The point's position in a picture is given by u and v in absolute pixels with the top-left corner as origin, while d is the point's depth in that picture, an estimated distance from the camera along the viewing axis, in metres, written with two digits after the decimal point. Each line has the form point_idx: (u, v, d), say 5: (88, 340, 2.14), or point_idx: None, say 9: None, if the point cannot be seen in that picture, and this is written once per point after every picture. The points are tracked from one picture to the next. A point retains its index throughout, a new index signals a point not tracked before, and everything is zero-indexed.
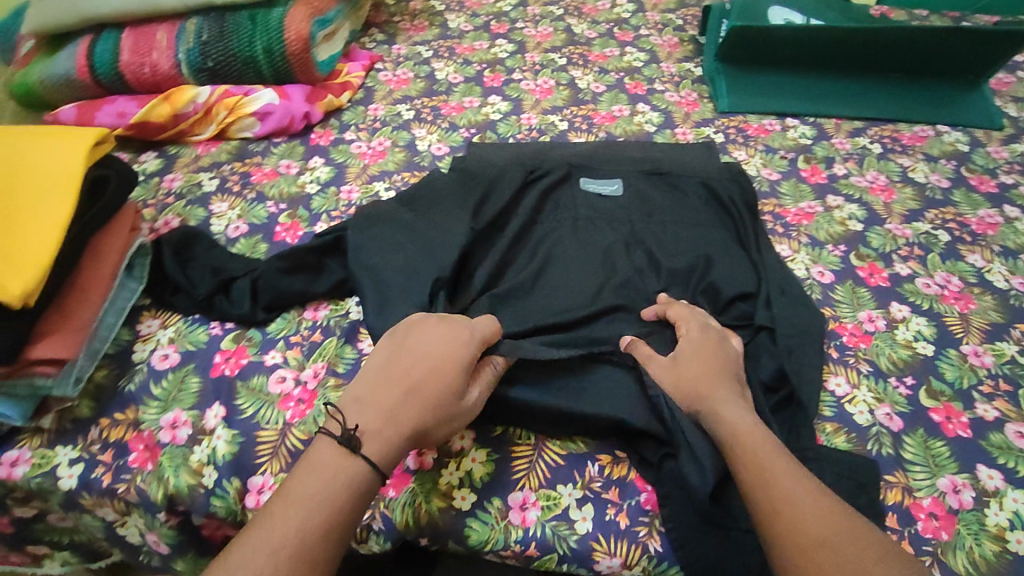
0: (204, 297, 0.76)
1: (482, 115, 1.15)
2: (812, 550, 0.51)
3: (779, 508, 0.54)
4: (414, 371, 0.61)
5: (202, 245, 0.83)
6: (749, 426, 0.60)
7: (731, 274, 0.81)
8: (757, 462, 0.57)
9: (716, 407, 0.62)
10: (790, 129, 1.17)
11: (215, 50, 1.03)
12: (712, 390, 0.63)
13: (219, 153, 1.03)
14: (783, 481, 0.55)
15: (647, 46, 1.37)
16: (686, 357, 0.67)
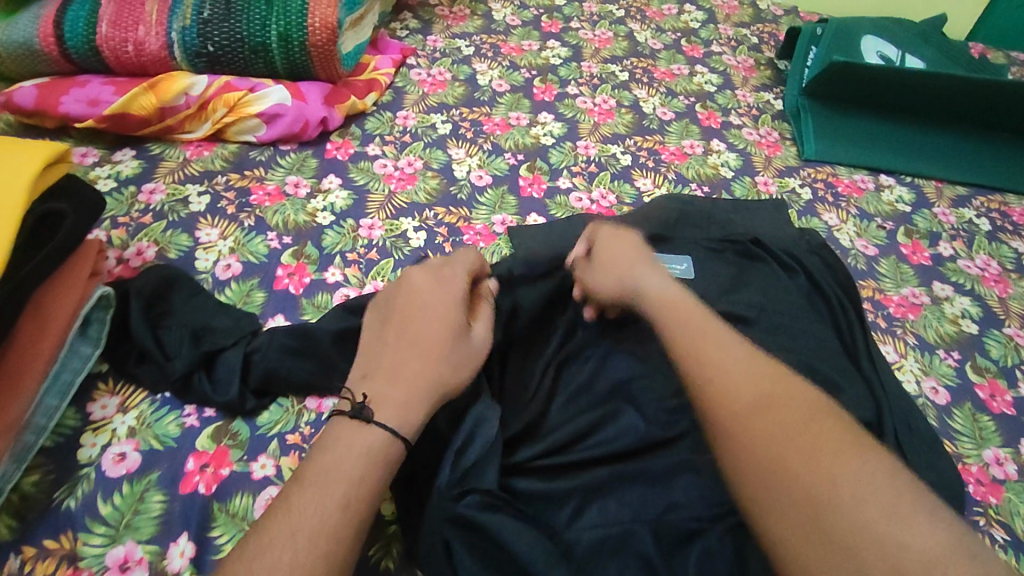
0: (181, 377, 0.59)
1: (531, 137, 0.96)
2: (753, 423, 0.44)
3: (736, 413, 0.45)
4: (412, 322, 0.54)
5: (181, 293, 0.65)
6: (668, 293, 0.57)
7: (843, 394, 0.65)
8: (712, 364, 0.48)
9: (637, 282, 0.59)
10: (885, 189, 1.00)
11: (218, 31, 0.83)
12: (637, 263, 0.61)
13: (213, 159, 0.84)
14: (706, 358, 0.49)
15: (720, 66, 1.19)
16: (614, 250, 0.64)
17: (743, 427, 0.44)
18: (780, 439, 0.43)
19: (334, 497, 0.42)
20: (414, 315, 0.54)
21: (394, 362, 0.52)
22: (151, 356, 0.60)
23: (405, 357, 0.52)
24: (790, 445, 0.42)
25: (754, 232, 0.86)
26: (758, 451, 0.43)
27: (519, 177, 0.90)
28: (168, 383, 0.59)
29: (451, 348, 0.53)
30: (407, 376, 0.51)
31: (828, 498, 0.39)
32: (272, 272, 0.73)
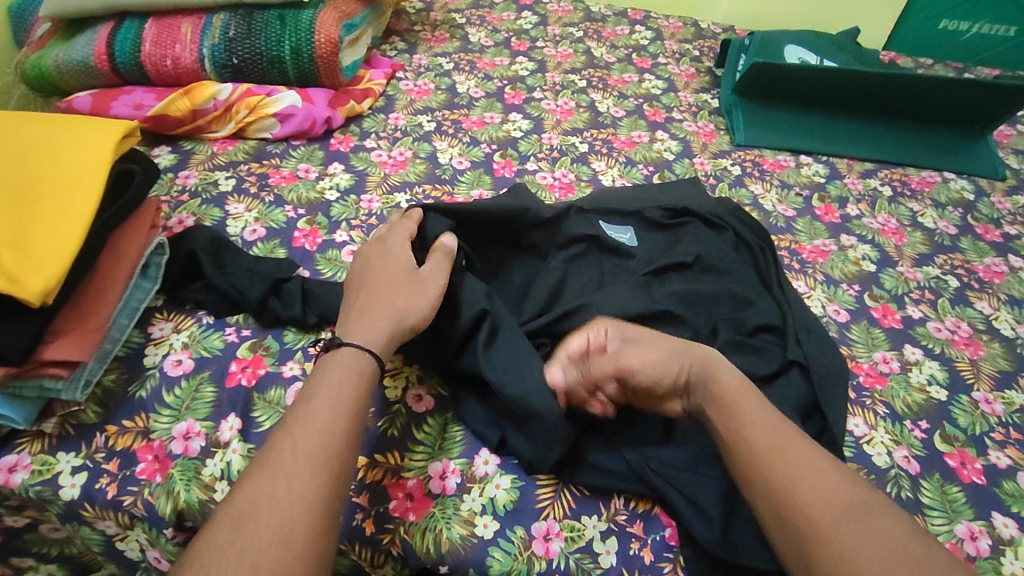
0: (258, 301, 0.74)
1: (503, 132, 1.15)
2: (798, 469, 0.53)
3: (785, 481, 0.52)
4: (373, 278, 0.67)
5: (231, 251, 0.80)
6: (734, 381, 0.60)
7: (755, 306, 0.81)
8: (767, 431, 0.56)
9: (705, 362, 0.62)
10: (804, 166, 1.18)
11: (242, 47, 1.01)
12: (690, 347, 0.64)
13: (237, 152, 1.01)
14: (755, 427, 0.56)
15: (665, 74, 1.39)
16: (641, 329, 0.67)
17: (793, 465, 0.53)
18: (833, 496, 0.51)
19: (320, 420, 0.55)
20: (379, 264, 0.69)
21: (362, 300, 0.66)
22: (201, 289, 0.76)
23: (372, 292, 0.66)
24: (843, 505, 0.51)
25: (688, 199, 1.04)
26: (819, 509, 0.50)
27: (494, 162, 1.08)
28: (219, 309, 0.75)
29: (412, 280, 0.67)
30: (372, 303, 0.65)
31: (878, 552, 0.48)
32: (291, 234, 0.89)
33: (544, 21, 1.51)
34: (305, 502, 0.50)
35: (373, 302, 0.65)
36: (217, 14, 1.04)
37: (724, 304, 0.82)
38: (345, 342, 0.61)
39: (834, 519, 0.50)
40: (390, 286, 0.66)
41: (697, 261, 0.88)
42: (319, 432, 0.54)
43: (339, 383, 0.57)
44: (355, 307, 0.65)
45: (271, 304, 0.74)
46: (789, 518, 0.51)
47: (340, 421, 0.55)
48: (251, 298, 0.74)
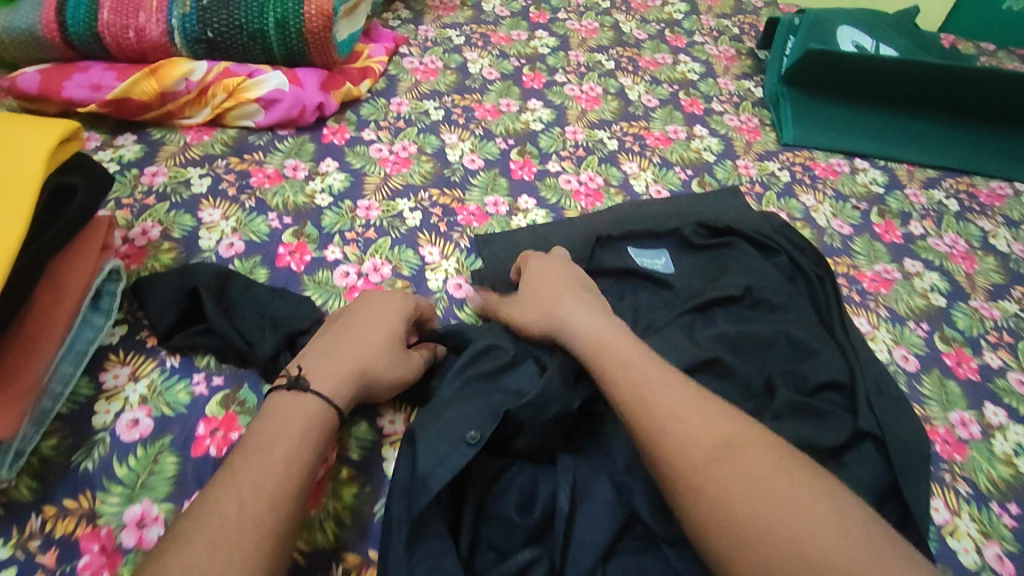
0: (269, 357, 0.61)
1: (521, 123, 1.00)
2: (688, 443, 0.48)
3: (696, 463, 0.46)
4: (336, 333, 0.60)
5: (238, 285, 0.67)
6: (607, 333, 0.59)
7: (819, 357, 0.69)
8: (652, 408, 0.51)
9: (566, 315, 0.62)
10: (860, 172, 1.05)
11: (217, 18, 0.86)
12: (559, 302, 0.63)
13: (213, 143, 0.86)
14: (658, 394, 0.51)
15: (703, 55, 1.23)
16: (545, 274, 0.68)
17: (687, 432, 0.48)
18: (745, 462, 0.46)
19: (271, 468, 0.47)
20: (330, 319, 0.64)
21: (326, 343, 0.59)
22: (171, 317, 0.63)
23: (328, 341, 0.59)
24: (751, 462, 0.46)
25: (730, 215, 0.92)
26: (726, 477, 0.45)
27: (510, 161, 0.94)
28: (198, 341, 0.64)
29: (364, 335, 0.60)
30: (347, 348, 0.58)
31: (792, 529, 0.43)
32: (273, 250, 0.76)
33: None
34: (249, 571, 0.42)
35: (332, 348, 0.59)
36: None
37: (782, 353, 0.70)
38: (310, 390, 0.54)
39: (742, 484, 0.45)
40: (346, 335, 0.60)
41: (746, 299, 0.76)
42: (271, 485, 0.46)
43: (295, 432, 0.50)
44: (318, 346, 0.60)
45: (284, 360, 0.62)
46: (706, 494, 0.45)
47: (291, 473, 0.48)
48: (260, 354, 0.61)
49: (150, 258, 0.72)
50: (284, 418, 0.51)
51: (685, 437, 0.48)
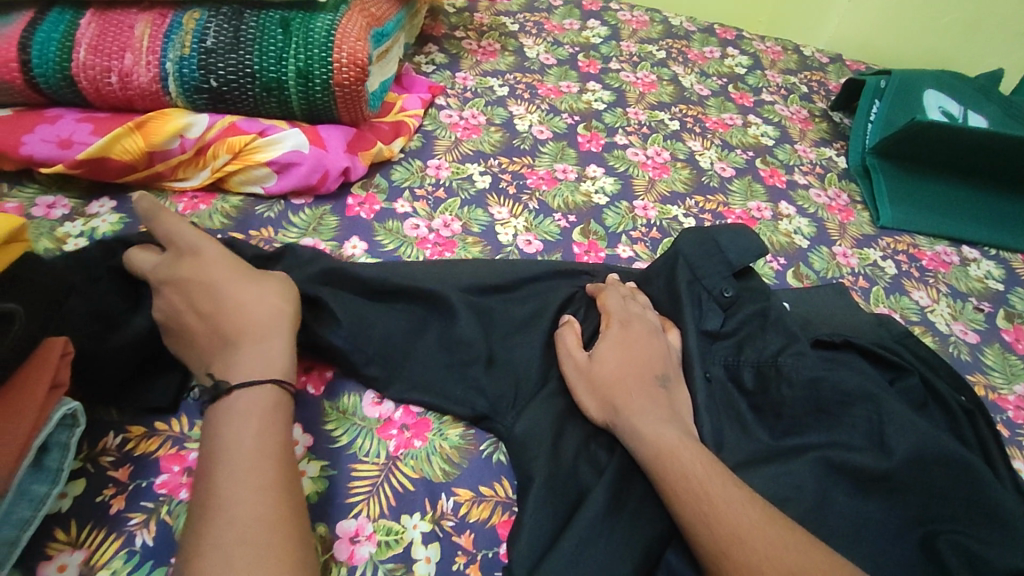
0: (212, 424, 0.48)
1: (582, 195, 0.85)
2: (730, 542, 0.43)
3: (726, 545, 0.43)
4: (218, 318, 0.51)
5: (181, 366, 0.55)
6: (673, 440, 0.50)
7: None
8: (704, 496, 0.46)
9: (633, 420, 0.53)
10: (971, 263, 0.90)
11: (224, 63, 0.69)
12: (627, 394, 0.55)
13: (212, 213, 0.69)
14: (698, 474, 0.47)
15: (774, 116, 1.09)
16: (631, 346, 0.58)
17: (735, 527, 0.44)
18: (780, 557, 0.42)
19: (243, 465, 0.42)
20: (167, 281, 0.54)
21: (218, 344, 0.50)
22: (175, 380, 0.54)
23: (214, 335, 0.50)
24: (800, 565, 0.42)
25: (839, 314, 0.74)
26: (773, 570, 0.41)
27: (573, 243, 0.78)
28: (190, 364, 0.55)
29: (248, 293, 0.52)
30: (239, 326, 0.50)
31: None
32: None
33: (616, 34, 1.20)
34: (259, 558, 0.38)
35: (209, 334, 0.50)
36: (191, 11, 0.72)
37: (953, 503, 0.54)
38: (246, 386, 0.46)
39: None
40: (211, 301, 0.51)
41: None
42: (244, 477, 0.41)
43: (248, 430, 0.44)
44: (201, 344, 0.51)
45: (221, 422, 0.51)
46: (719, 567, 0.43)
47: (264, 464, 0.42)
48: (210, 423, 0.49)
49: None
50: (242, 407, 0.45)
51: (734, 531, 0.44)
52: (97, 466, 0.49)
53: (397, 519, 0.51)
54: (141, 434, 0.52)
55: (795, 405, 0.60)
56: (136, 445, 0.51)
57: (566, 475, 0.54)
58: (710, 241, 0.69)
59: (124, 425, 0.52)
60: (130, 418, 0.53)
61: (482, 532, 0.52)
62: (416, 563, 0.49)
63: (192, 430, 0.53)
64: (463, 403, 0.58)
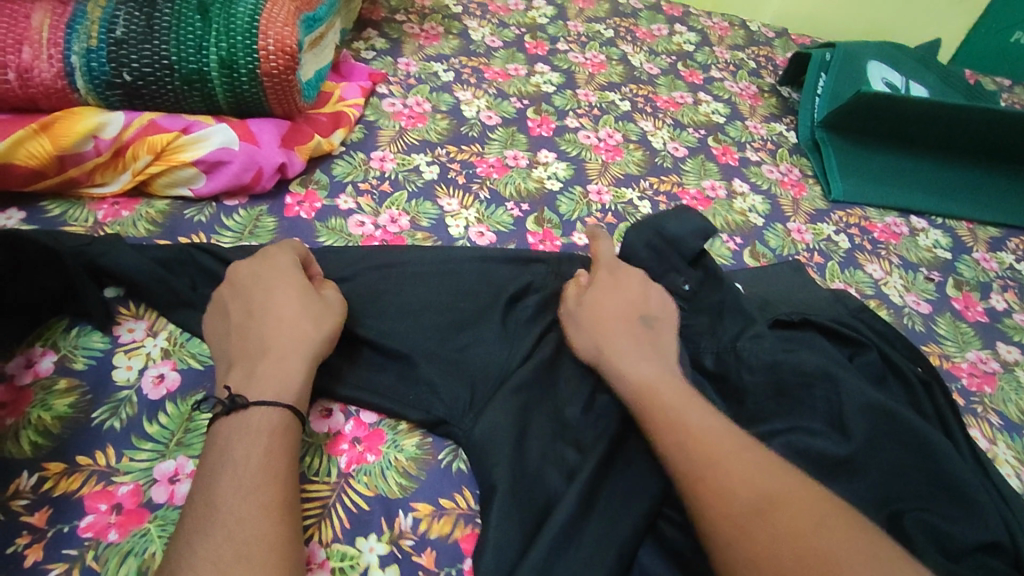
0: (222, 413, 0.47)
1: (534, 182, 0.82)
2: (700, 469, 0.43)
3: (700, 471, 0.43)
4: (250, 332, 0.51)
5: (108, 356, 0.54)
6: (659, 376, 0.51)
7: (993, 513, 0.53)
8: (682, 426, 0.46)
9: (615, 363, 0.53)
10: (920, 233, 0.92)
11: (136, 54, 0.64)
12: (619, 337, 0.55)
13: (135, 220, 0.64)
14: (681, 411, 0.47)
15: (724, 94, 1.09)
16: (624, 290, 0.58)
17: (711, 457, 0.44)
18: (755, 484, 0.41)
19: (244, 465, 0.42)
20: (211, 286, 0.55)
21: (249, 354, 0.50)
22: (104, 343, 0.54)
23: (248, 350, 0.50)
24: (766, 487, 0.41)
25: (796, 292, 0.74)
26: (744, 490, 0.41)
27: (528, 233, 0.75)
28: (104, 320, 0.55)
29: (288, 310, 0.52)
30: (276, 342, 0.50)
31: (803, 533, 0.38)
32: None
33: (562, 14, 1.17)
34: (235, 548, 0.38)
35: (259, 338, 0.50)
36: None
37: (913, 481, 0.55)
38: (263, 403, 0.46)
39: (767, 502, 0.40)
40: (270, 308, 0.52)
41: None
42: (241, 476, 0.42)
43: (249, 439, 0.44)
44: (232, 343, 0.51)
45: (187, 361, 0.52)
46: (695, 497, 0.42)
47: (263, 473, 0.42)
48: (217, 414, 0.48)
49: (37, 405, 0.50)
50: (247, 420, 0.45)
51: (706, 458, 0.44)
52: (8, 512, 0.45)
53: (352, 541, 0.48)
54: (59, 472, 0.47)
55: (757, 391, 0.59)
56: (54, 486, 0.46)
57: (532, 478, 0.52)
58: (653, 233, 0.69)
59: (38, 462, 0.47)
60: (46, 454, 0.48)
61: (444, 547, 0.50)
62: None
63: (119, 463, 0.48)
64: (421, 409, 0.56)
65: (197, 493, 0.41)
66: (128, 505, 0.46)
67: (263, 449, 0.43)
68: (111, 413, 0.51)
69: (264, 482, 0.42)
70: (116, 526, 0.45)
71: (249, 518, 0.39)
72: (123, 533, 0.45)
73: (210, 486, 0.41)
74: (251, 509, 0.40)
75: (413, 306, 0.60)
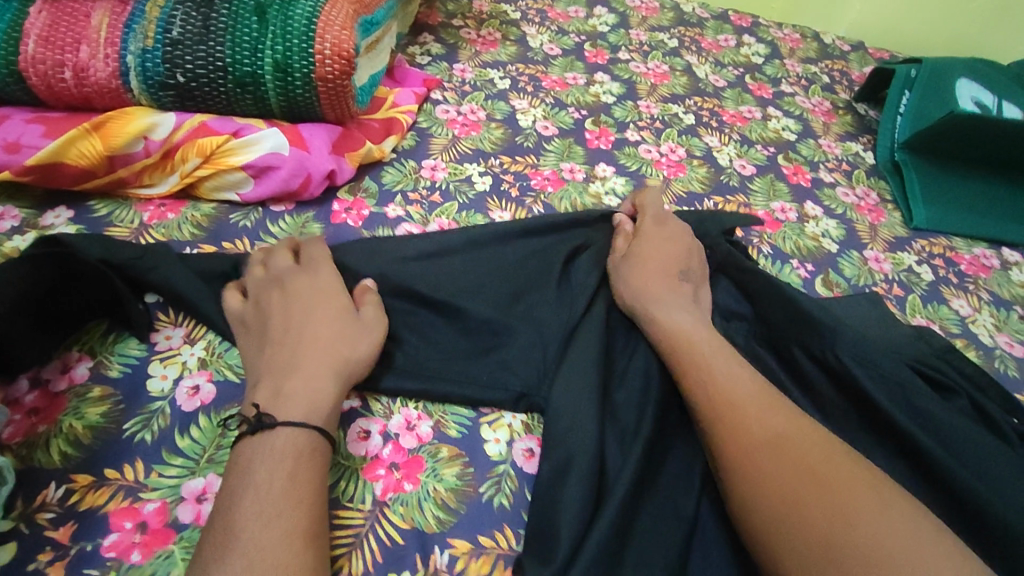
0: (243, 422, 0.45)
1: (591, 197, 0.77)
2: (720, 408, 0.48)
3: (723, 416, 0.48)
4: (282, 342, 0.49)
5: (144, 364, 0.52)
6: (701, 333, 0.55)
7: None
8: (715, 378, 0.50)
9: (654, 311, 0.57)
10: (1014, 268, 0.83)
11: (192, 55, 0.62)
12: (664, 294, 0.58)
13: (180, 222, 0.62)
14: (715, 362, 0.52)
15: (795, 109, 1.02)
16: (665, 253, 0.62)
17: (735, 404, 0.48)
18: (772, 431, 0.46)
19: (267, 489, 0.39)
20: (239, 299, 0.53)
21: (279, 366, 0.47)
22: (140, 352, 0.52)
23: (278, 362, 0.48)
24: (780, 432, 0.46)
25: (876, 328, 0.67)
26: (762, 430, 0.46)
27: None
28: (142, 327, 0.53)
29: (323, 329, 0.50)
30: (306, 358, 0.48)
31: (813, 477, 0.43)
32: None
33: (624, 22, 1.12)
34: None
35: (295, 353, 0.48)
36: None
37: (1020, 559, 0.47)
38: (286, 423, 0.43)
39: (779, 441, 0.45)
40: (308, 324, 0.50)
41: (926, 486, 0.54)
42: (264, 501, 0.39)
43: (273, 462, 0.41)
44: (263, 356, 0.49)
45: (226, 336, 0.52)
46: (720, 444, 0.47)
47: (288, 498, 0.39)
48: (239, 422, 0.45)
49: (71, 412, 0.48)
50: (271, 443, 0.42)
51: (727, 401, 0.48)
52: (32, 525, 0.42)
53: None
54: (87, 484, 0.45)
55: None
56: (80, 499, 0.44)
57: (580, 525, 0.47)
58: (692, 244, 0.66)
59: (67, 473, 0.45)
60: (76, 464, 0.46)
61: None
62: None
63: (147, 478, 0.46)
64: None
65: (217, 519, 0.38)
66: (153, 524, 0.44)
67: (287, 473, 0.40)
68: (143, 425, 0.48)
69: (287, 506, 0.39)
70: (139, 547, 0.43)
71: (271, 550, 0.36)
72: (146, 555, 0.42)
73: (230, 515, 0.38)
74: (273, 538, 0.37)
75: (457, 327, 0.57)
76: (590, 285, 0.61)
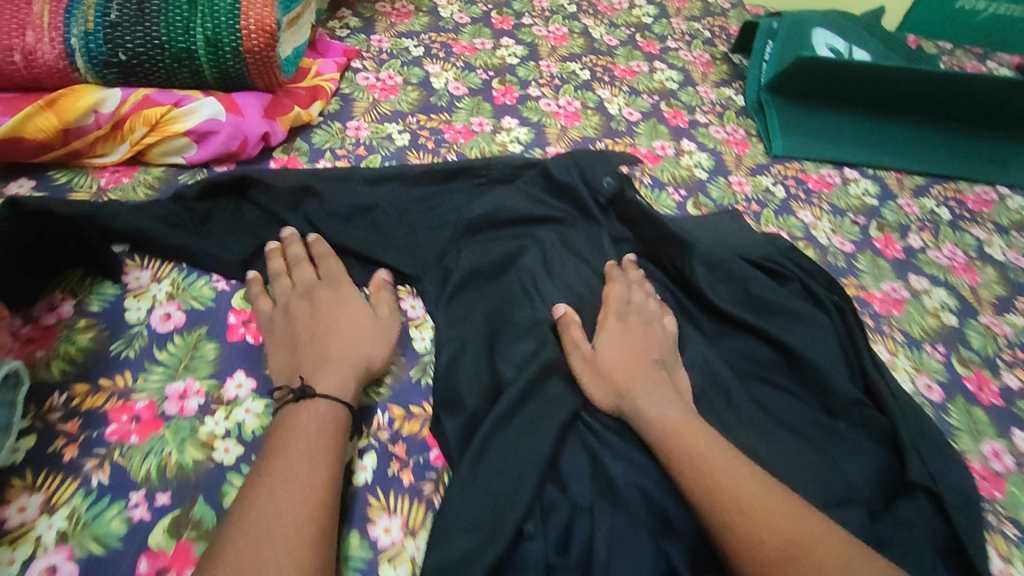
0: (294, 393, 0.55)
1: (497, 145, 0.90)
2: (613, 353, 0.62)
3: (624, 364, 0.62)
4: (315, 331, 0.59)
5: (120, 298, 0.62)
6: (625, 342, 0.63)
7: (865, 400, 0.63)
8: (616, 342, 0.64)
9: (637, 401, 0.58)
10: (851, 183, 1.01)
11: (130, 36, 0.71)
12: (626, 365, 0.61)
13: (134, 185, 0.72)
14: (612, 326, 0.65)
15: (678, 62, 1.16)
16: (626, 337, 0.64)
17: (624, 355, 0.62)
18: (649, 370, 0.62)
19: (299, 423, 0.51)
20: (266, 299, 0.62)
21: (315, 351, 0.58)
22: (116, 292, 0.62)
23: (318, 348, 0.58)
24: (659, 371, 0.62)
25: (730, 235, 0.83)
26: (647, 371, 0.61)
27: None
28: (113, 270, 0.63)
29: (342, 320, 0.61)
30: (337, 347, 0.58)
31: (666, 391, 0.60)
32: (223, 320, 0.63)
33: None
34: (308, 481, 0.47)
35: (322, 339, 0.59)
36: None
37: None
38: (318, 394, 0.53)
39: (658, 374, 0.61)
40: (332, 316, 0.61)
41: (755, 344, 0.70)
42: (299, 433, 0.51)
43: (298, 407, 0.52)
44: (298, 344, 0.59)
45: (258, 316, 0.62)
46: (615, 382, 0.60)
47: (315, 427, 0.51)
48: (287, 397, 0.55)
49: (62, 340, 0.58)
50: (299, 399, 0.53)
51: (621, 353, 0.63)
52: (45, 422, 0.53)
53: None
54: (85, 391, 0.55)
55: None
56: (81, 402, 0.55)
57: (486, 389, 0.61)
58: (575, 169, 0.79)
59: (67, 384, 0.55)
60: (74, 377, 0.56)
61: (413, 442, 0.58)
62: (355, 471, 0.55)
63: (135, 383, 0.57)
64: None
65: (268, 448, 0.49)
66: (145, 415, 0.55)
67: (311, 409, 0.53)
68: (126, 344, 0.59)
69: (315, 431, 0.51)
70: (136, 432, 0.54)
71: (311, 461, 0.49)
72: (143, 436, 0.54)
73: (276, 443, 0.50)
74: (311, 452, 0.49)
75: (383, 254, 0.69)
76: (493, 214, 0.74)
